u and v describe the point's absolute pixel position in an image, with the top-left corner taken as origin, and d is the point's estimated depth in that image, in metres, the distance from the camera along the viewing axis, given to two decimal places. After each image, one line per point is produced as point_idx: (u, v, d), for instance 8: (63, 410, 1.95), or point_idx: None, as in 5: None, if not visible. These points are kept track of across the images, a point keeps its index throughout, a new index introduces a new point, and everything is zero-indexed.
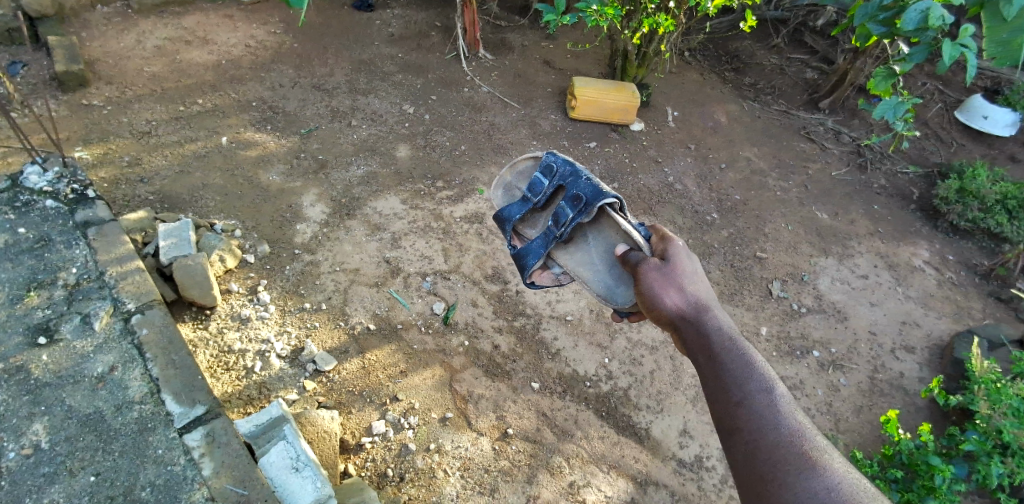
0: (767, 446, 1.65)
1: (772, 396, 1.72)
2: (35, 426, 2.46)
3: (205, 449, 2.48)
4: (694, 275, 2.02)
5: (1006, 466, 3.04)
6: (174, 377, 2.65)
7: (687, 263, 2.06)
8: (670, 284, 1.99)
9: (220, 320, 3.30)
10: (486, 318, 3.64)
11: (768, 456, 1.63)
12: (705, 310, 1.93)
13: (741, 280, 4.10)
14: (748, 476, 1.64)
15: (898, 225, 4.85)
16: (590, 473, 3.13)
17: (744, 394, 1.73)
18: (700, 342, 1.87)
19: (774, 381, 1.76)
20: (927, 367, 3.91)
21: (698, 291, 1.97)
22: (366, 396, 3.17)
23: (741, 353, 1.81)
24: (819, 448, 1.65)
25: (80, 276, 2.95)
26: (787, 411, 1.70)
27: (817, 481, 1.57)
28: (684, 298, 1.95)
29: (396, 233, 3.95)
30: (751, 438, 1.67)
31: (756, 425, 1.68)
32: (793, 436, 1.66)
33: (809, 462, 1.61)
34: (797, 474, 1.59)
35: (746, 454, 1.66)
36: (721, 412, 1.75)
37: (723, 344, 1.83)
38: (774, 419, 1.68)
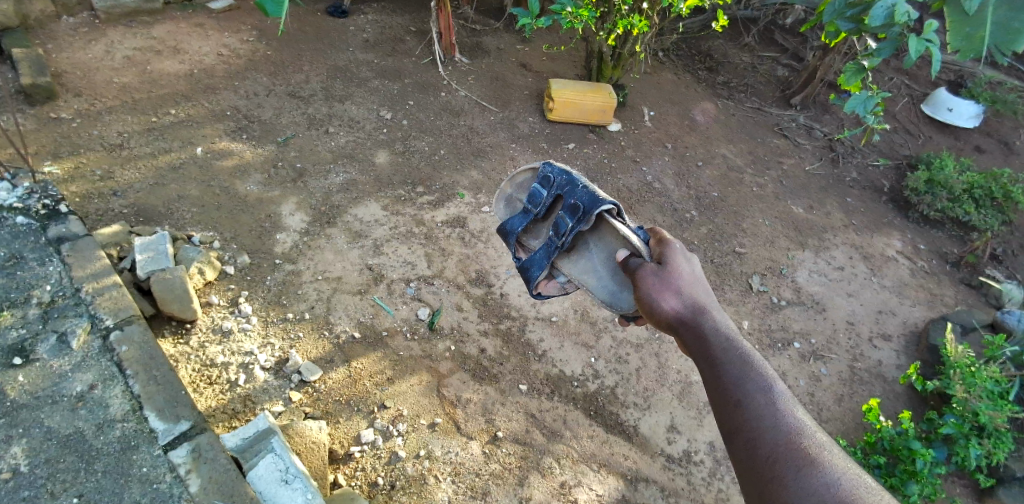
0: (766, 444, 1.64)
1: (770, 393, 1.72)
2: (13, 449, 2.40)
3: (191, 466, 2.44)
4: (691, 279, 2.02)
5: (983, 448, 3.18)
6: (156, 394, 2.60)
7: (683, 267, 2.06)
8: (668, 288, 2.00)
9: (201, 333, 3.24)
10: (471, 322, 3.64)
11: (768, 454, 1.63)
12: (702, 312, 1.93)
13: (722, 275, 4.16)
14: (751, 476, 1.63)
15: (871, 217, 4.96)
16: (581, 473, 3.14)
17: (743, 394, 1.72)
18: (698, 345, 1.87)
19: (773, 379, 1.75)
20: (905, 354, 4.00)
21: (696, 293, 1.98)
22: (353, 405, 3.14)
23: (739, 353, 1.81)
24: (819, 444, 1.64)
25: (55, 293, 2.89)
26: (786, 408, 1.70)
27: (815, 478, 1.56)
28: (682, 301, 1.96)
29: (377, 239, 3.93)
30: (751, 437, 1.67)
31: (756, 425, 1.67)
32: (793, 432, 1.65)
33: (808, 459, 1.60)
34: (797, 471, 1.58)
35: (747, 453, 1.66)
36: (720, 411, 1.75)
37: (721, 345, 1.83)
38: (773, 417, 1.68)
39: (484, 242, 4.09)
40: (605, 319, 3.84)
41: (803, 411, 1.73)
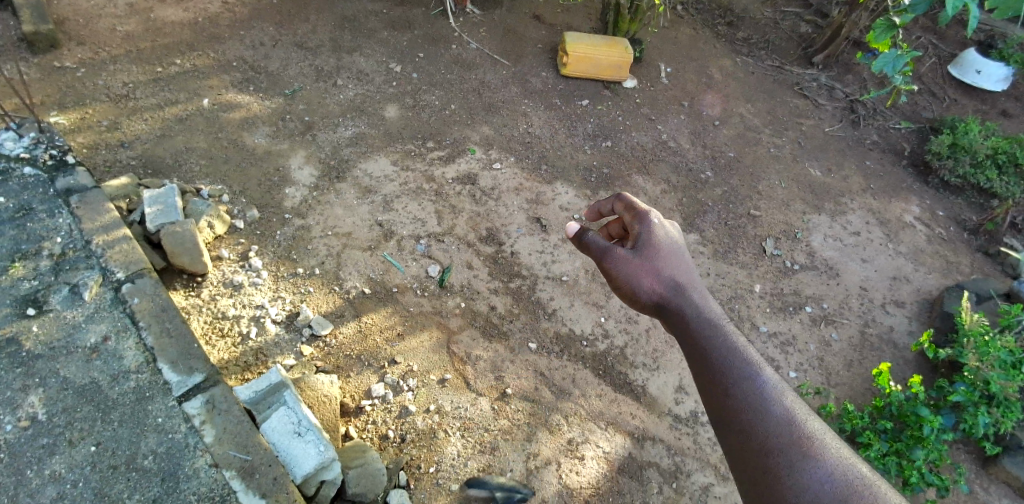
0: (758, 438, 1.70)
1: (759, 383, 1.77)
2: (31, 398, 2.42)
3: (205, 417, 2.47)
4: (670, 258, 2.07)
5: (992, 416, 3.22)
6: (170, 346, 2.62)
7: (665, 245, 2.10)
8: (646, 271, 2.05)
9: (212, 287, 3.24)
10: (481, 280, 3.63)
11: (760, 448, 1.68)
12: (685, 295, 2.00)
13: (735, 238, 4.15)
14: (745, 466, 1.70)
15: (889, 181, 4.88)
16: (588, 430, 3.19)
17: (731, 383, 1.78)
18: (684, 331, 1.94)
19: (761, 367, 1.81)
20: (917, 321, 3.99)
21: (677, 275, 2.04)
22: (364, 360, 3.16)
23: (725, 340, 1.87)
24: (809, 433, 1.69)
25: (65, 245, 2.87)
26: (775, 398, 1.75)
27: (808, 471, 1.62)
28: (663, 284, 2.03)
29: (387, 195, 3.89)
30: (743, 430, 1.72)
31: (748, 416, 1.73)
32: (783, 423, 1.71)
33: (800, 451, 1.65)
34: (791, 465, 1.64)
35: (739, 447, 1.71)
36: (711, 404, 1.81)
37: (706, 333, 1.90)
38: (763, 408, 1.73)
39: (495, 200, 4.04)
40: None
41: (792, 398, 1.78)
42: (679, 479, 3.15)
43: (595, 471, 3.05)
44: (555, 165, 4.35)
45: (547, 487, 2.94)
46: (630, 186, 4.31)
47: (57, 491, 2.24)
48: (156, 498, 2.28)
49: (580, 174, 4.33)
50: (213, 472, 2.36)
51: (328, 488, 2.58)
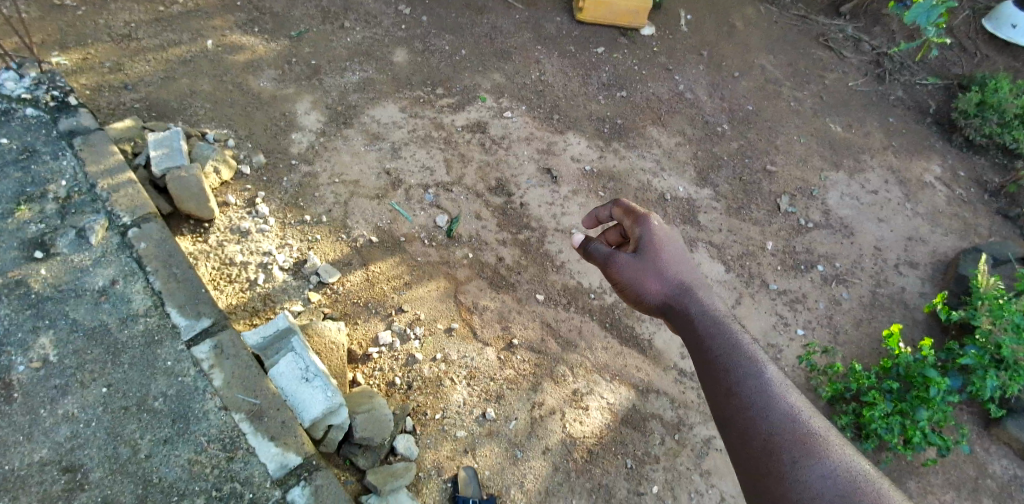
0: (759, 436, 1.67)
1: (761, 381, 1.75)
2: (42, 340, 2.45)
3: (214, 361, 2.50)
4: (674, 258, 2.01)
5: (1000, 379, 3.22)
6: (177, 291, 2.63)
7: (666, 246, 2.03)
8: (650, 273, 2.00)
9: (219, 232, 3.23)
10: (489, 231, 3.60)
11: (762, 445, 1.65)
12: (689, 295, 1.97)
13: (749, 194, 4.10)
14: (746, 465, 1.66)
15: (911, 139, 4.75)
16: (593, 382, 3.21)
17: (733, 382, 1.76)
18: (688, 331, 1.92)
19: (765, 364, 1.78)
20: (930, 282, 3.96)
21: (681, 275, 2.00)
22: (371, 308, 3.17)
23: (729, 338, 1.85)
24: (812, 431, 1.66)
25: (70, 188, 2.85)
26: (778, 395, 1.72)
27: (810, 469, 1.58)
28: (667, 286, 1.98)
29: (395, 143, 3.82)
30: (745, 428, 1.69)
31: (750, 415, 1.70)
32: (786, 421, 1.67)
33: (802, 449, 1.62)
34: (794, 463, 1.60)
35: (741, 445, 1.68)
36: (713, 403, 1.78)
37: (710, 332, 1.87)
38: (765, 406, 1.70)
39: (505, 150, 3.97)
40: None
41: (796, 396, 1.75)
42: (681, 431, 3.18)
43: (599, 422, 3.09)
44: (567, 115, 4.25)
45: (551, 435, 2.98)
46: (644, 139, 4.22)
47: (71, 430, 2.28)
48: (168, 438, 2.32)
49: (593, 125, 4.23)
50: (222, 414, 2.40)
51: (336, 433, 2.61)
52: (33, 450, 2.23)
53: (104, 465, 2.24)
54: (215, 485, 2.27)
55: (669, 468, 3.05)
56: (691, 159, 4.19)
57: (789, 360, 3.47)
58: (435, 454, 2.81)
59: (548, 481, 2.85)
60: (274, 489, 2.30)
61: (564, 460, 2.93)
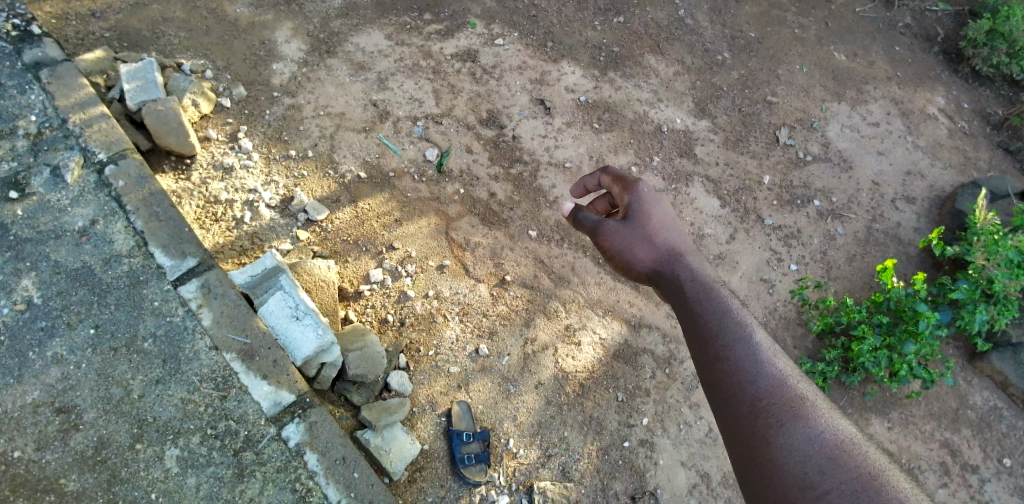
0: (747, 401, 1.68)
1: (751, 346, 1.75)
2: (24, 282, 2.40)
3: (202, 301, 2.47)
4: (663, 225, 2.00)
5: (989, 313, 3.32)
6: (160, 230, 2.58)
7: (655, 212, 2.01)
8: (639, 241, 1.98)
9: (202, 169, 3.12)
10: (481, 166, 3.51)
11: (751, 410, 1.66)
12: (679, 262, 1.96)
13: (748, 126, 4.02)
14: (735, 430, 1.67)
15: (916, 69, 4.61)
16: (586, 318, 3.22)
17: (722, 348, 1.77)
18: (678, 299, 1.92)
19: (754, 330, 1.79)
20: (926, 218, 3.96)
21: (670, 241, 1.99)
22: (361, 245, 3.12)
23: (719, 305, 1.85)
24: (800, 395, 1.67)
25: (41, 124, 2.74)
26: (767, 361, 1.73)
27: (798, 432, 1.59)
28: (656, 253, 1.97)
29: (381, 73, 3.66)
30: (734, 393, 1.70)
31: (737, 380, 1.71)
32: (774, 385, 1.69)
33: (790, 413, 1.63)
34: (781, 426, 1.61)
35: (730, 409, 1.69)
36: (703, 369, 1.79)
37: (700, 299, 1.87)
38: (754, 371, 1.71)
39: (497, 80, 3.82)
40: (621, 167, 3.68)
41: (785, 362, 1.76)
42: (672, 365, 3.22)
43: (591, 357, 3.12)
44: (561, 42, 4.06)
45: (543, 370, 3.01)
46: (641, 68, 4.07)
47: (61, 372, 2.27)
48: (160, 378, 2.32)
49: (589, 53, 4.06)
50: (213, 354, 2.39)
51: (328, 370, 2.62)
52: (24, 393, 2.22)
53: (97, 406, 2.24)
54: (210, 423, 2.28)
55: (659, 401, 3.10)
56: (689, 90, 4.06)
57: (781, 294, 3.50)
58: (428, 389, 2.82)
59: (541, 414, 2.90)
60: (268, 426, 2.32)
61: (557, 394, 2.96)
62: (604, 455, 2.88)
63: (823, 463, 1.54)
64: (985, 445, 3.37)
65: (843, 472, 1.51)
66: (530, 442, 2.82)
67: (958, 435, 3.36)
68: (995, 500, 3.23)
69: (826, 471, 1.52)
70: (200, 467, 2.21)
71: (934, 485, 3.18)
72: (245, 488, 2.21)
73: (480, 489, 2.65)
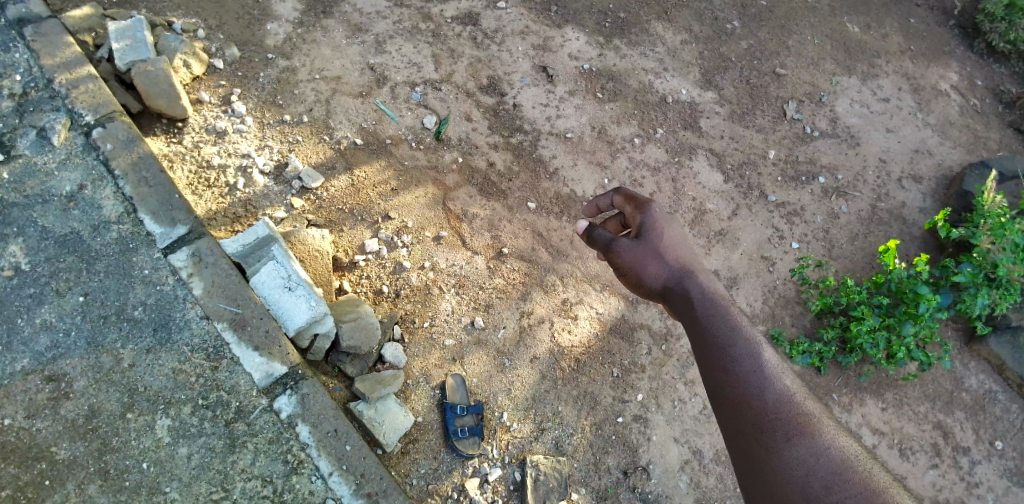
0: (755, 415, 1.67)
1: (759, 361, 1.75)
2: (12, 248, 2.35)
3: (193, 270, 2.43)
4: (675, 244, 1.97)
5: (990, 297, 3.32)
6: (149, 196, 2.52)
7: (667, 230, 1.98)
8: (652, 257, 1.93)
9: (194, 133, 3.04)
10: (480, 134, 3.43)
11: (757, 423, 1.66)
12: (690, 278, 1.93)
13: (755, 99, 3.92)
14: (741, 444, 1.66)
15: (930, 43, 4.50)
16: (583, 292, 3.19)
17: (730, 363, 1.75)
18: (688, 315, 1.89)
19: (761, 347, 1.79)
20: (932, 198, 3.91)
21: (681, 258, 1.96)
22: (357, 214, 3.05)
23: (728, 321, 1.83)
24: (806, 411, 1.67)
25: (26, 84, 2.66)
26: (774, 377, 1.73)
27: (804, 447, 1.59)
28: (668, 269, 1.93)
29: (378, 35, 3.54)
30: (740, 407, 1.70)
31: (745, 394, 1.70)
32: (781, 400, 1.69)
33: (796, 428, 1.63)
34: (788, 440, 1.61)
35: (736, 422, 1.69)
36: (711, 384, 1.77)
37: (710, 315, 1.84)
38: (761, 385, 1.71)
39: (499, 45, 3.70)
40: (624, 139, 3.60)
41: (791, 379, 1.76)
42: (669, 342, 3.20)
43: (588, 332, 3.10)
44: (566, 7, 3.93)
45: (539, 344, 2.99)
46: (648, 35, 3.95)
47: (51, 340, 2.24)
48: (151, 348, 2.29)
49: (593, 18, 3.93)
50: (204, 323, 2.36)
51: (322, 342, 2.59)
52: (14, 360, 2.20)
53: (88, 374, 2.22)
54: (201, 393, 2.26)
55: (654, 377, 3.09)
56: (696, 59, 3.95)
57: (782, 273, 3.47)
58: (423, 362, 2.80)
59: (535, 389, 2.89)
60: (260, 397, 2.30)
61: (552, 369, 2.95)
62: (597, 430, 2.88)
63: (828, 477, 1.53)
64: (978, 428, 3.38)
65: (848, 487, 1.50)
66: (524, 416, 2.81)
67: (950, 417, 3.37)
68: (984, 482, 3.26)
69: (832, 486, 1.51)
70: (191, 437, 2.20)
71: (923, 466, 3.21)
72: (237, 459, 2.20)
73: (473, 462, 2.66)
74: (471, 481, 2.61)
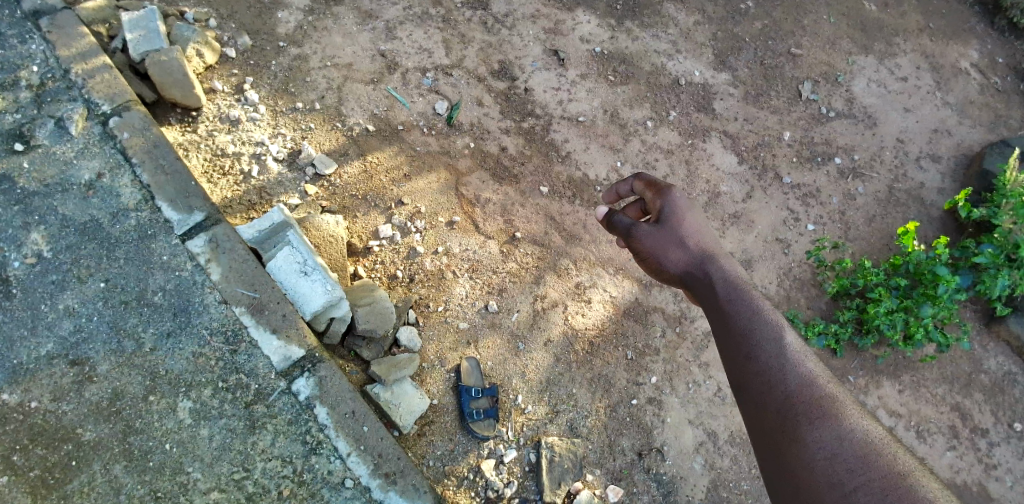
0: (776, 399, 1.64)
1: (781, 344, 1.72)
2: (34, 236, 2.40)
3: (210, 256, 2.47)
4: (695, 229, 1.98)
5: (1011, 278, 3.28)
6: (166, 184, 2.56)
7: (688, 217, 1.99)
8: (672, 242, 1.95)
9: (208, 122, 3.07)
10: (491, 119, 3.42)
11: (779, 407, 1.63)
12: (711, 263, 1.92)
13: (770, 80, 3.88)
14: (763, 428, 1.63)
15: (950, 20, 4.42)
16: (596, 276, 3.19)
17: (752, 347, 1.73)
18: (709, 299, 1.89)
19: (784, 330, 1.76)
20: (951, 178, 3.86)
21: (702, 243, 1.96)
22: (370, 200, 3.07)
23: (750, 304, 1.82)
24: (830, 395, 1.63)
25: (43, 75, 2.70)
26: (797, 360, 1.70)
27: (828, 430, 1.55)
28: (689, 255, 1.94)
29: (389, 21, 3.54)
30: (762, 391, 1.67)
31: (768, 379, 1.67)
32: (804, 383, 1.65)
33: (819, 411, 1.59)
34: (810, 424, 1.57)
35: (757, 406, 1.66)
36: (733, 369, 1.76)
37: (732, 299, 1.84)
38: (783, 368, 1.68)
39: (510, 29, 3.69)
40: (636, 122, 3.58)
41: (816, 362, 1.72)
42: (683, 324, 3.20)
43: (601, 315, 3.10)
44: None
45: (553, 327, 3.00)
46: (660, 17, 3.91)
47: (74, 325, 2.29)
48: (171, 332, 2.33)
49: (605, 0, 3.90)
50: (222, 308, 2.40)
51: (338, 325, 2.62)
52: (39, 344, 2.25)
53: (110, 358, 2.26)
54: (221, 376, 2.30)
55: (668, 360, 3.09)
56: (709, 40, 3.91)
57: (797, 255, 3.44)
58: (438, 345, 2.82)
59: (549, 371, 2.90)
60: (278, 380, 2.34)
61: (566, 352, 2.96)
62: (612, 412, 2.90)
63: (852, 461, 1.49)
64: (997, 410, 3.35)
65: (872, 470, 1.46)
66: (539, 399, 2.83)
67: (970, 399, 3.34)
68: (1003, 464, 3.24)
69: (856, 470, 1.47)
70: (212, 418, 2.24)
71: (941, 448, 3.18)
72: (257, 440, 2.24)
73: (489, 444, 2.68)
74: (486, 462, 2.64)
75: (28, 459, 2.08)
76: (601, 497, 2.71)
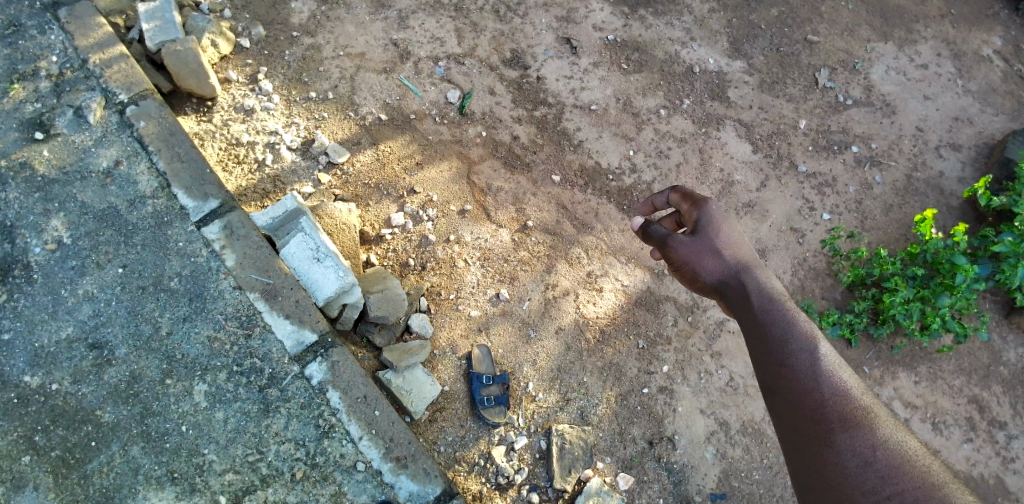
0: (811, 407, 1.66)
1: (816, 354, 1.72)
2: (54, 222, 2.45)
3: (225, 242, 2.50)
4: (731, 240, 1.94)
5: None
6: (182, 172, 2.60)
7: (724, 228, 1.95)
8: (708, 251, 1.91)
9: (223, 112, 3.11)
10: (504, 108, 3.42)
11: (813, 415, 1.65)
12: (748, 274, 1.89)
13: (786, 68, 3.83)
14: (797, 435, 1.66)
15: (973, 6, 4.33)
16: (608, 265, 3.19)
17: (788, 356, 1.74)
18: (744, 309, 1.86)
19: (819, 340, 1.76)
20: (971, 167, 3.79)
21: (738, 253, 1.92)
22: (383, 189, 3.09)
23: (785, 315, 1.80)
24: (865, 405, 1.66)
25: (62, 65, 2.75)
26: (831, 370, 1.71)
27: (862, 439, 1.58)
28: (724, 266, 1.90)
29: (401, 11, 3.55)
30: (796, 399, 1.69)
31: (803, 388, 1.69)
32: (838, 393, 1.67)
33: (854, 420, 1.62)
34: (844, 432, 1.60)
35: (791, 413, 1.69)
36: (768, 378, 1.76)
37: (768, 308, 1.81)
38: (818, 378, 1.69)
39: (522, 18, 3.68)
40: (649, 111, 3.56)
41: (848, 371, 1.74)
42: (695, 313, 3.19)
43: (613, 304, 3.10)
44: None
45: (564, 315, 3.01)
46: (674, 4, 3.87)
47: (93, 309, 2.34)
48: (187, 317, 2.38)
49: None
50: (236, 293, 2.43)
51: (350, 312, 2.64)
52: (59, 328, 2.30)
53: (129, 342, 2.31)
54: (236, 361, 2.34)
55: (680, 349, 3.09)
56: (724, 28, 3.87)
57: (812, 244, 3.41)
58: (449, 332, 2.84)
59: (560, 359, 2.91)
60: (292, 364, 2.37)
61: (577, 340, 2.96)
62: (622, 401, 2.90)
63: (886, 469, 1.53)
64: (1016, 403, 3.30)
65: (905, 480, 1.50)
66: (549, 387, 2.84)
67: (987, 391, 3.30)
68: (1022, 457, 3.19)
69: (888, 478, 1.51)
70: (227, 402, 2.28)
71: (957, 441, 3.15)
72: (271, 423, 2.28)
73: (499, 430, 2.70)
74: (497, 448, 2.66)
75: (49, 439, 2.14)
76: (612, 485, 2.72)
